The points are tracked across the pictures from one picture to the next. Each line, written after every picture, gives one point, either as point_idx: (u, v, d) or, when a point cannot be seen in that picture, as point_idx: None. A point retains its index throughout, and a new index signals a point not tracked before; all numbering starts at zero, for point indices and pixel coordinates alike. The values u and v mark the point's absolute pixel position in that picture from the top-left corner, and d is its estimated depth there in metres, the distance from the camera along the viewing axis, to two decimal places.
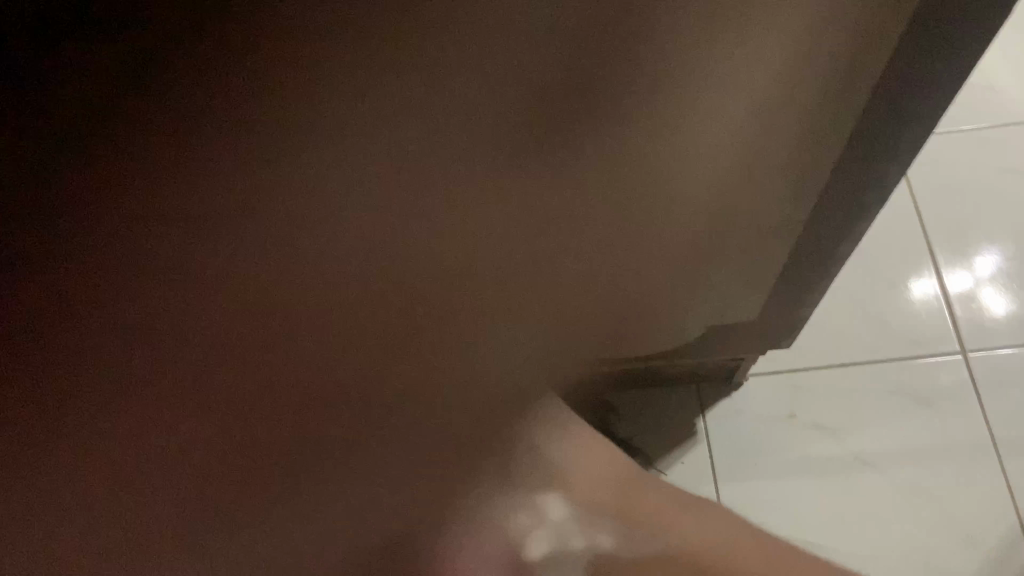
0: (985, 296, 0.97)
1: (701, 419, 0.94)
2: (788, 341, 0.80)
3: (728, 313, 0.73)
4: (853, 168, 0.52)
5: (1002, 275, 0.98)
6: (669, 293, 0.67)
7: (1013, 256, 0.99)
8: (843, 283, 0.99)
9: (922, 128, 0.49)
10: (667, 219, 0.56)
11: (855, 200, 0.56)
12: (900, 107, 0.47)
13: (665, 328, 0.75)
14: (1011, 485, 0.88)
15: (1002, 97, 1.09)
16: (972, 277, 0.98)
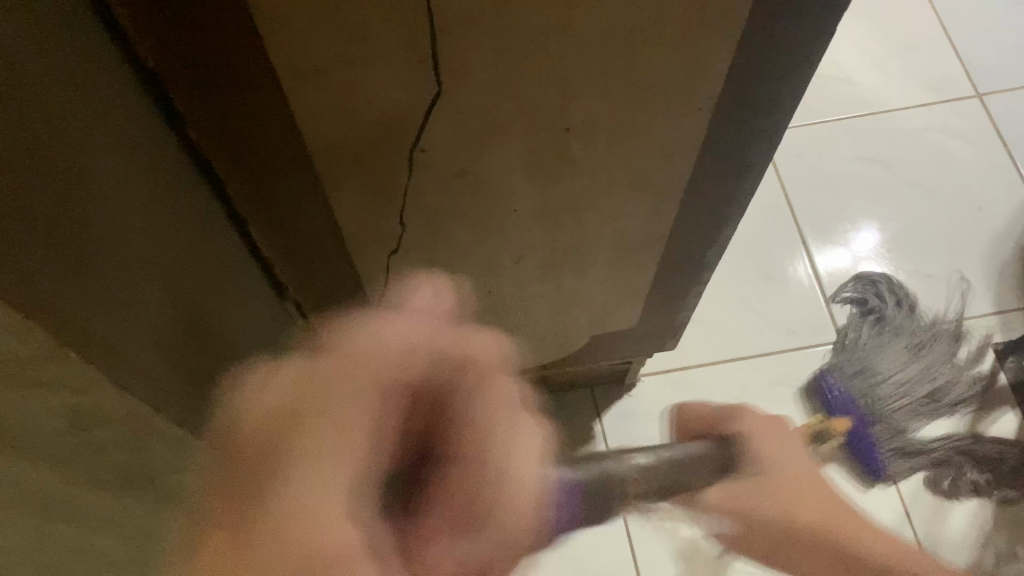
0: (860, 283, 1.01)
1: (599, 422, 0.93)
2: (673, 341, 0.81)
3: (605, 322, 0.73)
4: (705, 184, 0.53)
5: (874, 254, 1.03)
6: (543, 304, 0.66)
7: (880, 238, 1.04)
8: (723, 273, 1.02)
9: (767, 143, 0.50)
10: (530, 234, 0.55)
11: (712, 214, 0.57)
12: (747, 125, 0.48)
13: (548, 342, 0.74)
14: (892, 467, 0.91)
15: (858, 88, 1.14)
16: (846, 256, 1.03)
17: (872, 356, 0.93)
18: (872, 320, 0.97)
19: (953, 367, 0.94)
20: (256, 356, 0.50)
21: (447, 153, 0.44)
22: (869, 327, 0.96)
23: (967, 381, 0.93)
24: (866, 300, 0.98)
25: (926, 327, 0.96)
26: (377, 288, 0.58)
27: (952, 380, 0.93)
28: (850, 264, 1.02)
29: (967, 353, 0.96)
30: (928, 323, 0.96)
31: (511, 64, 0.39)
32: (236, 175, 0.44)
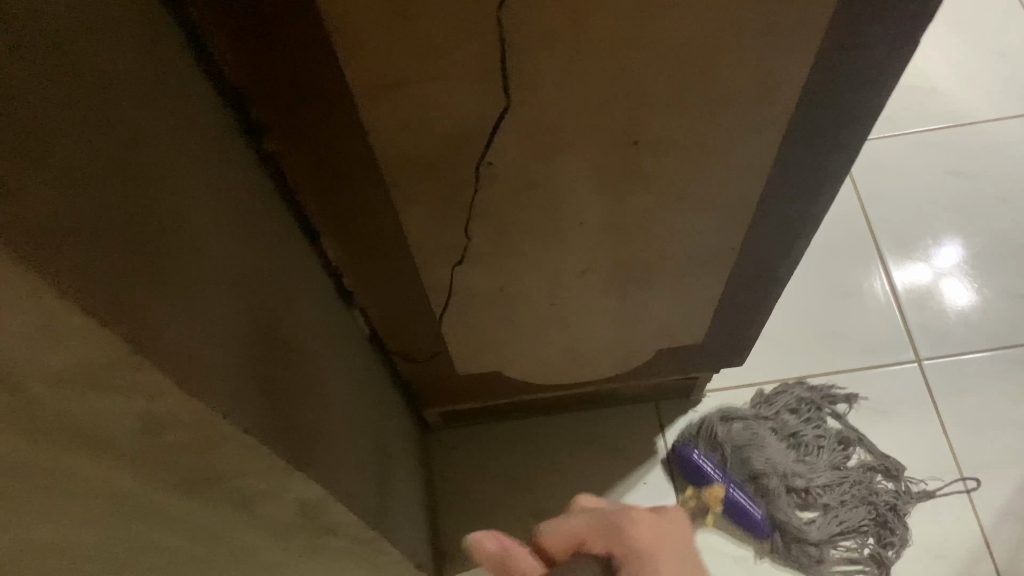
0: (943, 300, 0.97)
1: (662, 436, 0.92)
2: (741, 357, 0.79)
3: (672, 336, 0.71)
4: (777, 200, 0.52)
5: (959, 268, 0.99)
6: (607, 317, 0.66)
7: (964, 254, 0.99)
8: (794, 287, 0.99)
9: (843, 159, 0.48)
10: (596, 249, 0.55)
11: (784, 229, 0.55)
12: (823, 139, 0.46)
13: (612, 354, 0.73)
14: (972, 494, 0.86)
15: (943, 98, 1.10)
16: (928, 270, 0.99)
17: (751, 441, 0.88)
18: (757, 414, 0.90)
19: (893, 483, 0.87)
20: (323, 364, 0.51)
21: (515, 168, 0.45)
22: (745, 413, 0.90)
23: (863, 503, 0.86)
24: (800, 402, 0.91)
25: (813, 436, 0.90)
26: (442, 298, 0.58)
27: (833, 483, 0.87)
28: (932, 278, 0.98)
29: (859, 461, 0.89)
30: (826, 429, 0.90)
31: (583, 82, 0.39)
32: (308, 187, 0.45)
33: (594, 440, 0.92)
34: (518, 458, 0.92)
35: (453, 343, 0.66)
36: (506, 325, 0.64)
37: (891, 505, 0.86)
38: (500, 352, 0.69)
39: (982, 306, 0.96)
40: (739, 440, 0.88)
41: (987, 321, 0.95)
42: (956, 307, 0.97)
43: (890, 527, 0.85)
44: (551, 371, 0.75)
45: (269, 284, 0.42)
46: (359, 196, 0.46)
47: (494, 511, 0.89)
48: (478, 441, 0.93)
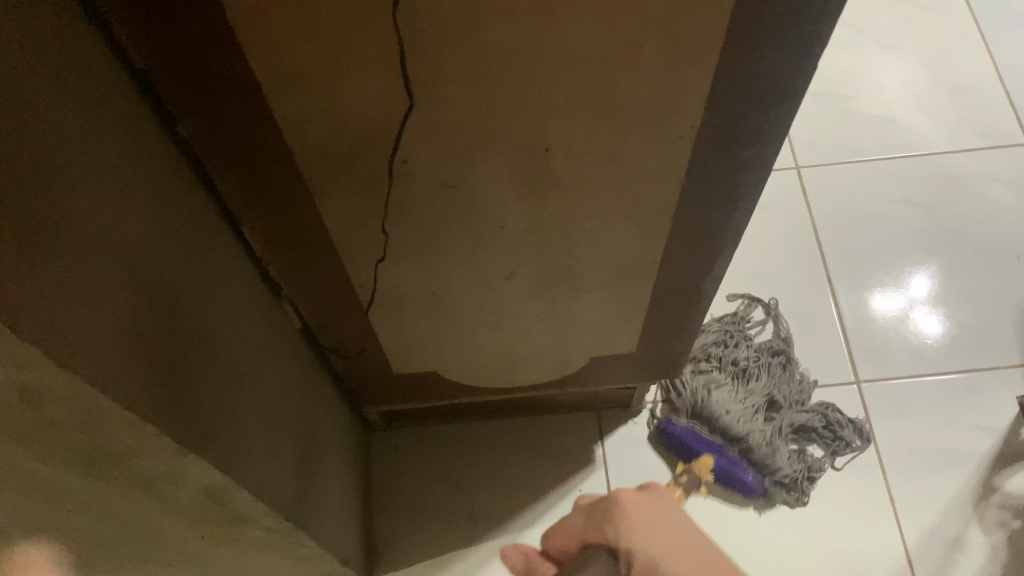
0: (909, 321, 0.99)
1: (601, 446, 0.92)
2: (677, 370, 0.80)
3: (604, 345, 0.73)
4: (693, 212, 0.53)
5: (930, 298, 1.00)
6: (537, 322, 0.67)
7: (925, 283, 1.01)
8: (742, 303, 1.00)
9: (754, 174, 0.50)
10: (518, 251, 0.56)
11: (704, 241, 0.57)
12: (731, 154, 0.48)
13: (547, 358, 0.74)
14: (900, 515, 0.88)
15: (898, 128, 1.12)
16: (901, 299, 1.00)
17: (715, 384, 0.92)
18: (748, 343, 0.96)
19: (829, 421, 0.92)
20: (239, 351, 0.52)
21: (430, 165, 0.46)
22: (729, 332, 0.97)
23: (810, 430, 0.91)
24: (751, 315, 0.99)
25: (770, 380, 0.93)
26: (370, 294, 0.60)
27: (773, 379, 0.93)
28: (904, 308, 1.00)
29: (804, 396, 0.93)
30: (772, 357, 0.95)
31: (489, 85, 0.40)
32: (226, 174, 0.46)
33: (533, 447, 0.93)
34: (456, 460, 0.92)
35: (383, 339, 0.67)
36: (439, 325, 0.65)
37: (803, 469, 0.89)
38: (433, 352, 0.70)
39: (938, 335, 0.98)
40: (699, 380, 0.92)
41: (928, 342, 0.97)
42: (926, 337, 0.98)
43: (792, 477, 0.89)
44: (489, 374, 0.76)
45: (179, 271, 0.43)
46: (280, 188, 0.47)
47: (429, 512, 0.90)
48: (419, 443, 0.93)
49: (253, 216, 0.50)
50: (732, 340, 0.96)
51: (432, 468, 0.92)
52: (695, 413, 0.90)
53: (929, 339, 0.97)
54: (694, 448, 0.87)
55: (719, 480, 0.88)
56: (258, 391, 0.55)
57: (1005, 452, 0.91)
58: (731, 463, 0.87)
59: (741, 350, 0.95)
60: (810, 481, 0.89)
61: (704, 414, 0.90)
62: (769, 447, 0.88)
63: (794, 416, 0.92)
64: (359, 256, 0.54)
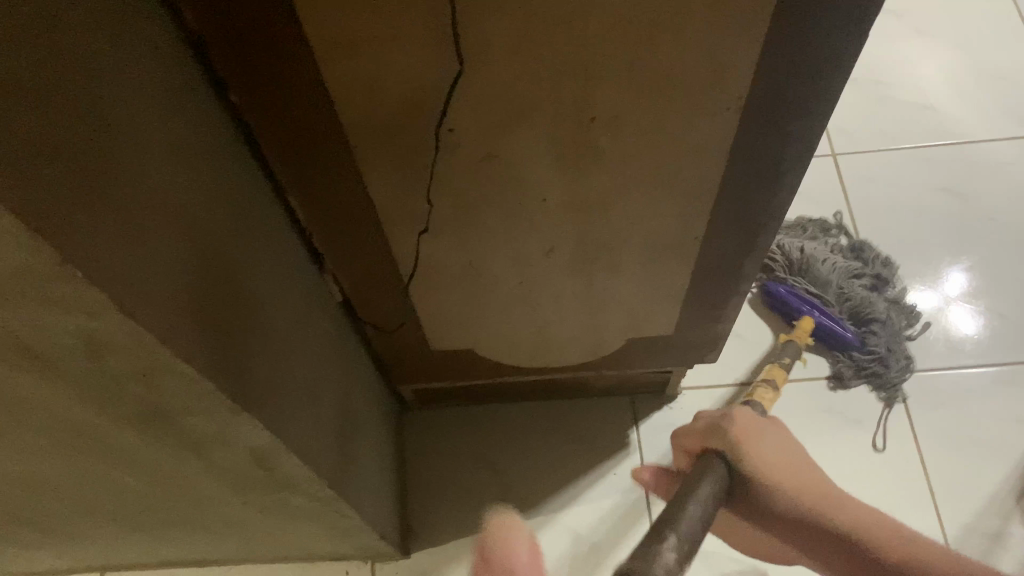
0: (942, 317, 0.97)
1: (635, 430, 0.92)
2: (714, 352, 0.80)
3: (640, 326, 0.73)
4: (736, 189, 0.53)
5: (965, 294, 0.98)
6: (575, 300, 0.67)
7: (961, 279, 0.99)
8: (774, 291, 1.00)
9: (800, 150, 0.49)
10: (559, 226, 0.56)
11: (745, 218, 0.56)
12: (776, 128, 0.47)
13: (583, 338, 0.74)
14: (939, 508, 0.86)
15: (940, 116, 1.10)
16: (935, 296, 0.98)
17: (814, 250, 0.98)
18: (846, 249, 1.01)
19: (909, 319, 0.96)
20: (283, 320, 0.52)
21: (475, 134, 0.46)
22: (842, 244, 1.01)
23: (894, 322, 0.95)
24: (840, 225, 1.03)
25: (861, 268, 0.98)
26: (410, 267, 0.60)
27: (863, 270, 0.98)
28: (938, 305, 0.98)
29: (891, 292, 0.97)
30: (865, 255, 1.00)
31: (535, 53, 0.40)
32: (274, 141, 0.47)
33: (566, 430, 0.93)
34: (489, 442, 0.93)
35: (421, 314, 0.68)
36: (478, 301, 0.66)
37: (887, 356, 0.93)
38: (470, 330, 0.71)
39: (976, 331, 0.96)
40: (798, 246, 0.99)
41: (966, 337, 0.95)
42: (961, 334, 0.96)
43: (867, 365, 0.92)
44: (526, 353, 0.77)
45: (229, 235, 0.44)
46: (326, 157, 0.48)
47: (462, 492, 0.90)
48: (452, 424, 0.94)
49: (299, 185, 0.51)
50: (837, 245, 1.01)
51: (465, 447, 0.92)
52: (796, 267, 0.98)
53: (966, 335, 0.96)
54: (795, 307, 0.95)
55: (816, 337, 0.95)
56: (301, 360, 0.55)
57: None
58: (828, 320, 0.94)
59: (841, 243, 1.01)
60: (876, 373, 0.92)
61: (806, 268, 0.98)
62: (857, 309, 0.95)
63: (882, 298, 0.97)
64: (400, 229, 0.55)
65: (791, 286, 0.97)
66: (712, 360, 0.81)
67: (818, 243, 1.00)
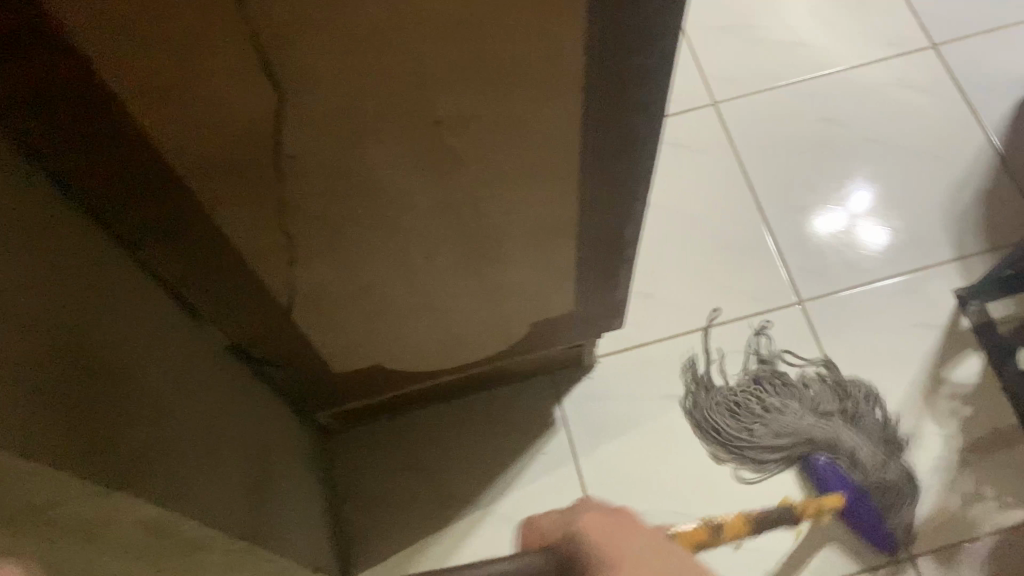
0: (853, 231, 1.00)
1: (559, 407, 0.93)
2: (621, 320, 0.81)
3: (542, 308, 0.72)
4: (600, 162, 0.52)
5: (873, 209, 1.01)
6: (468, 297, 0.66)
7: (866, 194, 1.02)
8: (676, 244, 1.00)
9: (652, 115, 0.49)
10: (433, 230, 0.55)
11: (615, 188, 0.56)
12: (623, 99, 0.47)
13: (487, 330, 0.73)
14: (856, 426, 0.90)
15: (804, 47, 1.11)
16: (844, 214, 1.01)
17: (779, 436, 0.89)
18: (768, 378, 0.92)
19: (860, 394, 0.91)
20: (161, 378, 0.50)
21: (321, 155, 0.44)
22: (766, 389, 0.92)
23: (850, 399, 0.90)
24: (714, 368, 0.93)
25: (798, 404, 0.90)
26: (291, 297, 0.58)
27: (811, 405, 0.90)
28: (848, 222, 1.00)
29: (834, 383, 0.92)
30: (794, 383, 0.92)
31: (359, 67, 0.39)
32: (109, 197, 0.44)
33: (492, 420, 0.93)
34: (418, 447, 0.92)
35: (315, 339, 0.65)
36: (370, 316, 0.64)
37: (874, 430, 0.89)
38: (370, 344, 0.69)
39: (883, 246, 0.99)
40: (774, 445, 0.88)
41: (873, 252, 0.98)
42: (870, 248, 0.99)
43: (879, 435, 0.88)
44: (435, 355, 0.75)
45: (78, 307, 0.41)
46: (169, 206, 0.46)
47: (399, 502, 0.89)
48: (378, 436, 0.92)
49: (148, 237, 0.48)
50: (786, 405, 0.90)
51: (394, 457, 0.91)
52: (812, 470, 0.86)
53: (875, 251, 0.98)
54: (843, 489, 0.84)
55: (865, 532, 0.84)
56: (191, 415, 0.53)
57: (947, 346, 0.93)
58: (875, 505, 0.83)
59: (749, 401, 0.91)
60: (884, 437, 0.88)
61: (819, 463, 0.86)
62: (873, 461, 0.86)
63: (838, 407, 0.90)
64: (267, 260, 0.53)
65: (833, 476, 0.85)
66: (621, 327, 0.81)
67: (746, 424, 0.90)
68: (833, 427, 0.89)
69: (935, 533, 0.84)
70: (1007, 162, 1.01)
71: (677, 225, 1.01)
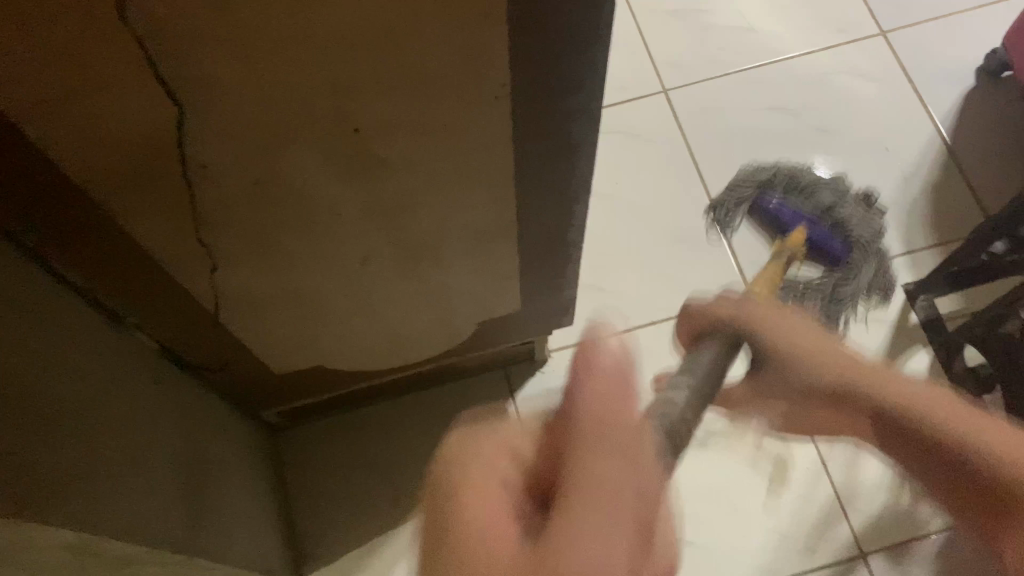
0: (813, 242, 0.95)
1: (513, 402, 0.92)
2: (572, 315, 0.79)
3: (488, 309, 0.71)
4: (535, 168, 0.51)
5: None
6: (409, 301, 0.64)
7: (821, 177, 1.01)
8: (628, 236, 0.99)
9: (585, 120, 0.47)
10: (365, 236, 0.53)
11: (553, 192, 0.54)
12: (553, 105, 0.45)
13: (432, 331, 0.72)
14: (807, 419, 0.90)
15: (759, 35, 1.10)
16: None
17: (802, 197, 0.98)
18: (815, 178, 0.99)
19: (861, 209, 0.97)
20: (83, 390, 0.48)
21: (235, 163, 0.42)
22: (805, 175, 0.99)
23: (864, 208, 0.98)
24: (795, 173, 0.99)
25: (840, 198, 0.97)
26: (221, 302, 0.56)
27: (839, 200, 0.97)
28: None
29: (859, 198, 0.99)
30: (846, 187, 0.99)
31: (263, 74, 0.37)
32: (6, 213, 0.42)
33: (445, 416, 0.91)
34: (371, 446, 0.91)
35: (251, 341, 0.64)
36: (306, 319, 0.62)
37: (873, 247, 0.95)
38: (312, 346, 0.67)
39: None
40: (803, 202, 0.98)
41: None
42: None
43: (877, 276, 0.95)
44: (379, 355, 0.74)
45: None
46: (76, 219, 0.43)
47: (350, 500, 0.88)
48: (328, 434, 0.91)
49: (58, 249, 0.46)
50: (817, 188, 0.98)
51: (344, 455, 0.90)
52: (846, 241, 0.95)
53: None
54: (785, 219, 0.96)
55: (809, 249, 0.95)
56: (118, 424, 0.51)
57: (897, 339, 0.93)
58: (823, 233, 0.95)
59: (803, 173, 0.99)
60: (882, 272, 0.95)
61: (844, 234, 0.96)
62: (876, 265, 0.95)
63: (852, 211, 0.97)
64: (189, 269, 0.51)
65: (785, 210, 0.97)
66: (572, 321, 0.80)
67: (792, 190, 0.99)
68: (838, 211, 0.97)
69: (885, 528, 0.85)
70: (959, 152, 1.01)
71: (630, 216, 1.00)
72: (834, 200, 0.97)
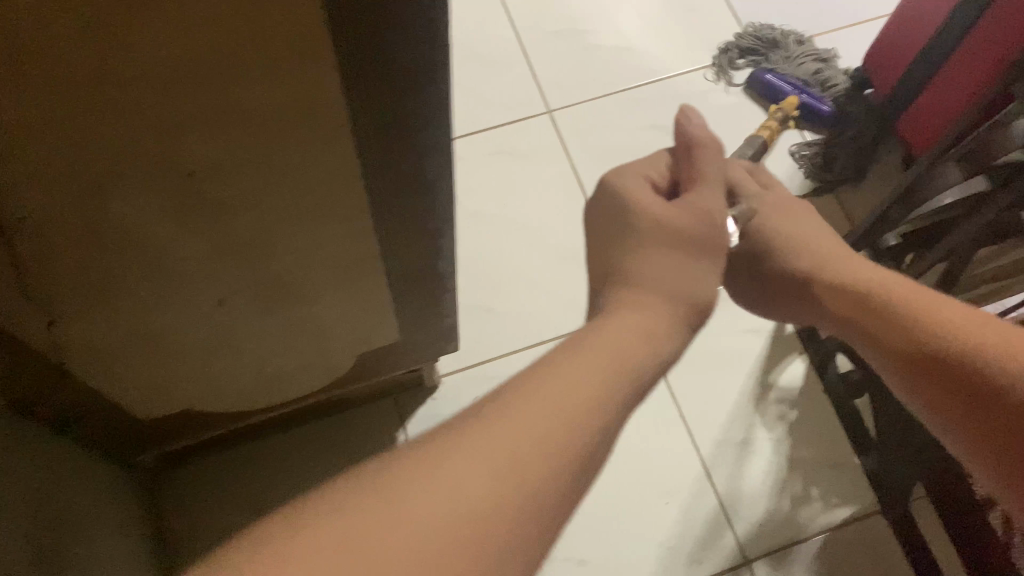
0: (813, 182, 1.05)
1: (403, 431, 0.90)
2: (456, 341, 0.79)
3: (365, 340, 0.69)
4: (392, 204, 0.50)
5: None
6: (277, 338, 0.62)
7: None
8: (515, 256, 0.99)
9: (439, 156, 0.47)
10: (216, 278, 0.51)
11: (415, 225, 0.54)
12: (401, 144, 0.44)
13: (308, 366, 0.70)
14: (692, 431, 0.92)
15: (639, 54, 1.12)
16: None
17: (783, 63, 1.10)
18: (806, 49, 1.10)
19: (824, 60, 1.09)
20: None
21: (55, 214, 0.40)
22: (785, 49, 1.11)
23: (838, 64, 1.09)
24: (785, 44, 1.11)
25: (809, 52, 1.10)
26: (64, 352, 0.53)
27: (816, 61, 1.09)
28: None
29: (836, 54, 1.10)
30: (825, 52, 1.10)
31: (70, 123, 0.35)
32: None
33: (333, 448, 0.89)
34: (257, 483, 0.87)
35: (105, 388, 0.60)
36: (165, 362, 0.59)
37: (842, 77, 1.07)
38: (176, 388, 0.64)
39: None
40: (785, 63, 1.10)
41: None
42: None
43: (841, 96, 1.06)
44: (254, 392, 0.71)
45: None
46: None
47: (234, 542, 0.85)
48: (209, 473, 0.87)
49: None
50: (802, 59, 1.09)
51: (226, 494, 0.87)
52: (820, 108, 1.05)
53: None
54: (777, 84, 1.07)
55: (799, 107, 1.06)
56: None
57: (775, 349, 0.97)
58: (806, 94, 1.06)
59: (788, 48, 1.10)
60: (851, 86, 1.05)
61: (826, 88, 1.07)
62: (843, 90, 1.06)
63: (825, 65, 1.09)
64: (18, 322, 0.48)
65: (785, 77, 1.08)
66: (457, 347, 0.79)
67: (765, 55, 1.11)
68: (814, 69, 1.08)
69: (768, 535, 0.88)
70: None
71: (517, 235, 1.01)
72: (818, 63, 1.09)
